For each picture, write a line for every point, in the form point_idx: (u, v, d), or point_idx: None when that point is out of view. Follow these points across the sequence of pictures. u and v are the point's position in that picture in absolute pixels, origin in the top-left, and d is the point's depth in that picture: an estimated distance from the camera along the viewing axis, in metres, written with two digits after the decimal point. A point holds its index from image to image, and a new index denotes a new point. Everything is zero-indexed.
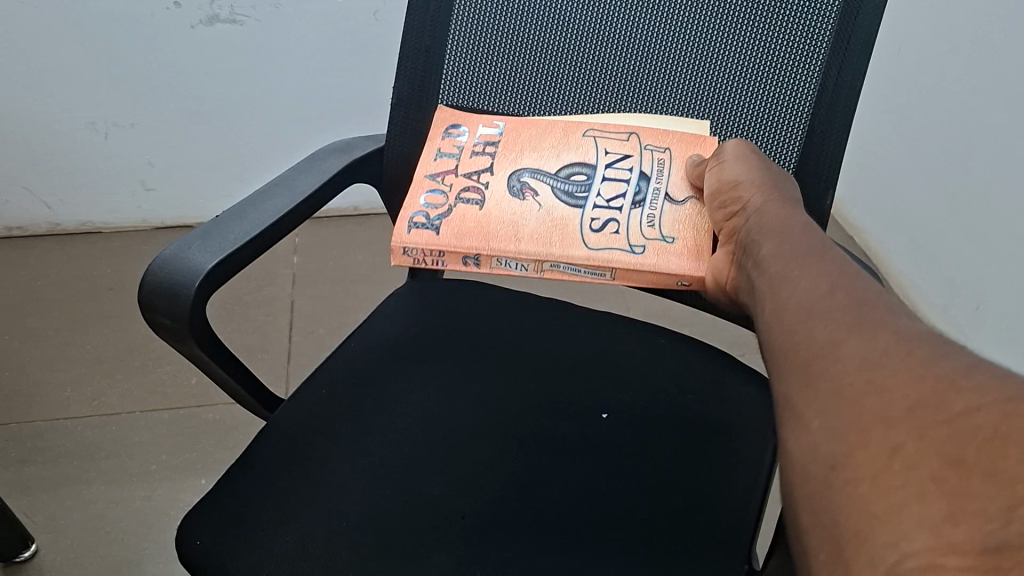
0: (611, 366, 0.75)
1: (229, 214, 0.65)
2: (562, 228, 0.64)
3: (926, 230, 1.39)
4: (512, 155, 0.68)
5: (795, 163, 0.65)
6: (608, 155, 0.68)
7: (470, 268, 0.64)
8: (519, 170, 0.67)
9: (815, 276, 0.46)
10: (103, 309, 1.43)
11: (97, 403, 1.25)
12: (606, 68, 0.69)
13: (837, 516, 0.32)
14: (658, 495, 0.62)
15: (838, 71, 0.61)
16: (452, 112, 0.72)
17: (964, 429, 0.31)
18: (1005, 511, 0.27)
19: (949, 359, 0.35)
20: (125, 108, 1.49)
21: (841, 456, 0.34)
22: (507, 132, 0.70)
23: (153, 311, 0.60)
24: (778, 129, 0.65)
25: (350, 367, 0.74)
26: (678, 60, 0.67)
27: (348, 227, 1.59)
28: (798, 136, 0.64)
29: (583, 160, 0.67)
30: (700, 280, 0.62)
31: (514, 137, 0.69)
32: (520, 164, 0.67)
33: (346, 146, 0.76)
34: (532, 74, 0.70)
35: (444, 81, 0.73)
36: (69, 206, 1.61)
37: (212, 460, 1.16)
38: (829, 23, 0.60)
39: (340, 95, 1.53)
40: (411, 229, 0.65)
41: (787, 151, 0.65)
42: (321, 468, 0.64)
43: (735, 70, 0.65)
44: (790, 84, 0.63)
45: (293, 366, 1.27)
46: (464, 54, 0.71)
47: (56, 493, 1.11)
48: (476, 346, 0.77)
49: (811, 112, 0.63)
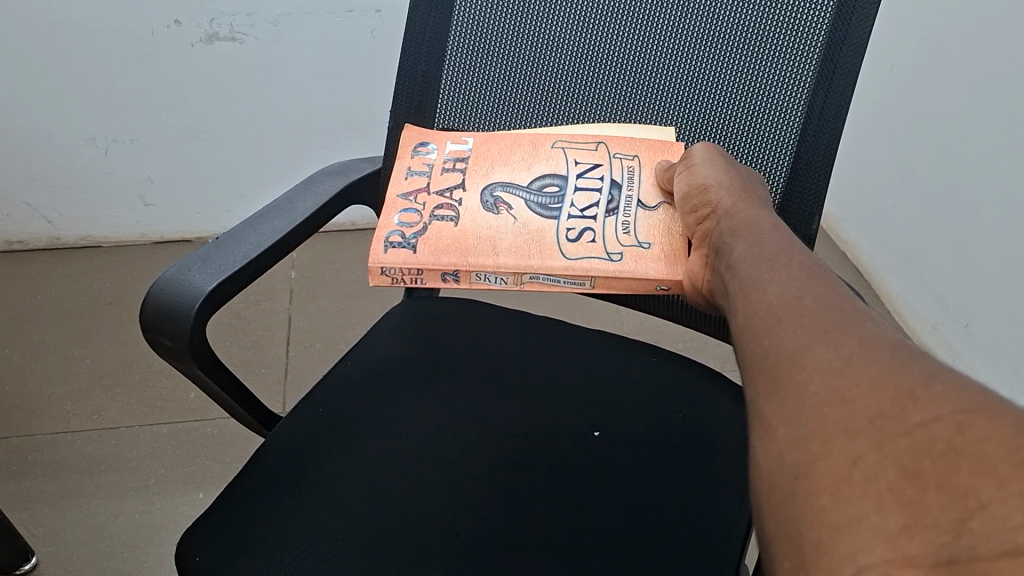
0: (601, 385, 0.76)
1: (229, 237, 0.66)
2: (539, 240, 0.64)
3: (915, 246, 1.41)
4: (483, 169, 0.69)
5: (783, 180, 0.66)
6: (577, 165, 0.69)
7: (450, 285, 0.63)
8: (490, 185, 0.68)
9: (782, 281, 0.48)
10: (102, 323, 1.45)
11: (96, 417, 1.26)
12: (598, 81, 0.70)
13: (800, 526, 0.33)
14: (647, 511, 0.64)
15: (822, 105, 0.61)
16: (417, 131, 0.74)
17: (920, 440, 0.32)
18: (958, 524, 0.29)
19: (909, 366, 0.37)
20: (125, 125, 1.50)
21: (805, 466, 0.35)
22: (475, 148, 0.71)
23: (154, 331, 0.61)
24: (765, 146, 0.65)
25: (345, 386, 0.75)
26: (667, 74, 0.68)
27: (346, 241, 1.61)
28: (786, 152, 0.64)
29: (554, 171, 0.68)
30: (678, 284, 0.61)
31: (483, 152, 0.71)
32: (492, 179, 0.69)
33: (343, 169, 0.77)
34: (527, 85, 0.72)
35: (440, 101, 0.75)
36: (69, 220, 1.62)
37: (211, 474, 1.17)
38: (814, 58, 0.61)
39: (339, 112, 1.55)
40: (388, 248, 0.64)
41: (774, 167, 0.66)
42: (317, 486, 0.65)
43: (723, 86, 0.66)
44: (777, 102, 0.63)
45: (291, 381, 1.28)
46: (461, 70, 0.73)
47: (56, 506, 1.12)
48: (470, 364, 0.78)
49: (796, 144, 0.64)
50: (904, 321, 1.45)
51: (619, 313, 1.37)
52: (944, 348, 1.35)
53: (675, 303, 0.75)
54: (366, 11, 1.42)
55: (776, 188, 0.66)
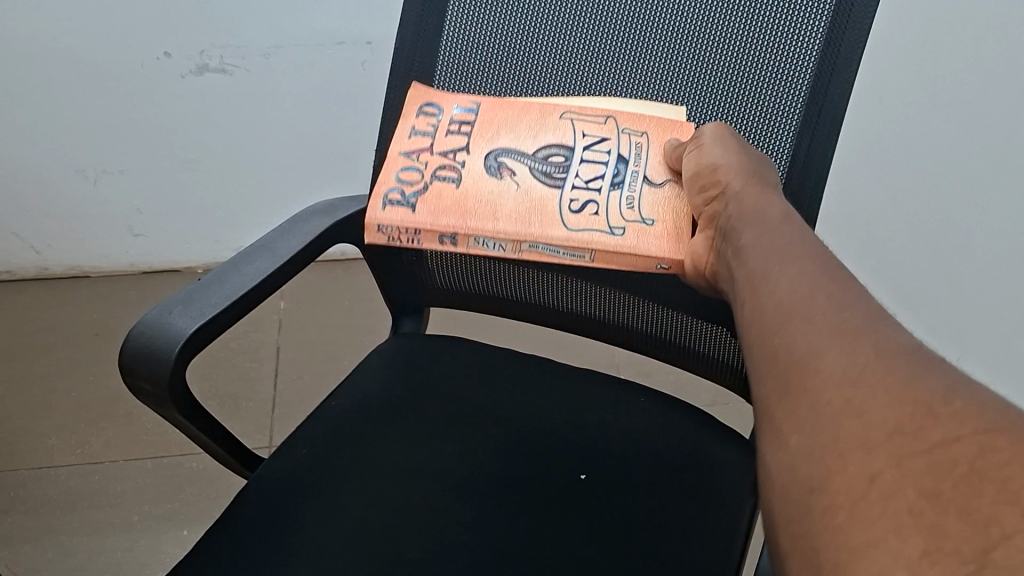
0: (591, 422, 0.76)
1: (212, 277, 0.65)
2: (540, 208, 0.66)
3: (906, 276, 1.41)
4: (489, 134, 0.68)
5: (782, 185, 0.64)
6: (584, 137, 0.68)
7: (446, 246, 0.68)
8: (494, 150, 0.68)
9: (796, 272, 0.47)
10: (89, 355, 1.44)
11: (82, 451, 1.25)
12: (593, 67, 0.68)
13: (813, 548, 0.33)
14: (633, 557, 0.63)
15: (807, 148, 0.62)
16: (425, 90, 0.71)
17: (941, 461, 0.32)
18: (981, 555, 0.27)
19: (926, 381, 0.36)
20: (113, 155, 1.50)
21: (818, 483, 0.34)
22: (482, 112, 0.69)
23: (133, 375, 0.60)
24: (763, 143, 0.64)
25: (330, 426, 0.74)
26: (665, 63, 0.66)
27: (337, 272, 1.61)
28: (786, 151, 0.63)
29: (560, 142, 0.68)
30: (678, 263, 0.64)
31: (489, 117, 0.69)
32: (497, 144, 0.68)
33: (330, 207, 0.77)
34: (519, 68, 0.69)
35: (433, 88, 0.72)
36: (58, 250, 1.61)
37: (198, 510, 1.16)
38: (807, 73, 0.60)
39: (330, 142, 1.54)
40: (386, 206, 0.68)
41: (774, 168, 0.64)
42: (300, 533, 0.64)
43: (724, 76, 0.64)
44: (776, 98, 0.62)
45: (277, 417, 1.26)
46: (456, 49, 0.70)
47: (39, 544, 1.11)
48: (456, 405, 0.77)
49: (791, 156, 0.63)
50: None
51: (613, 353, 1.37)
52: None
53: (666, 343, 0.75)
54: (356, 43, 1.42)
55: None
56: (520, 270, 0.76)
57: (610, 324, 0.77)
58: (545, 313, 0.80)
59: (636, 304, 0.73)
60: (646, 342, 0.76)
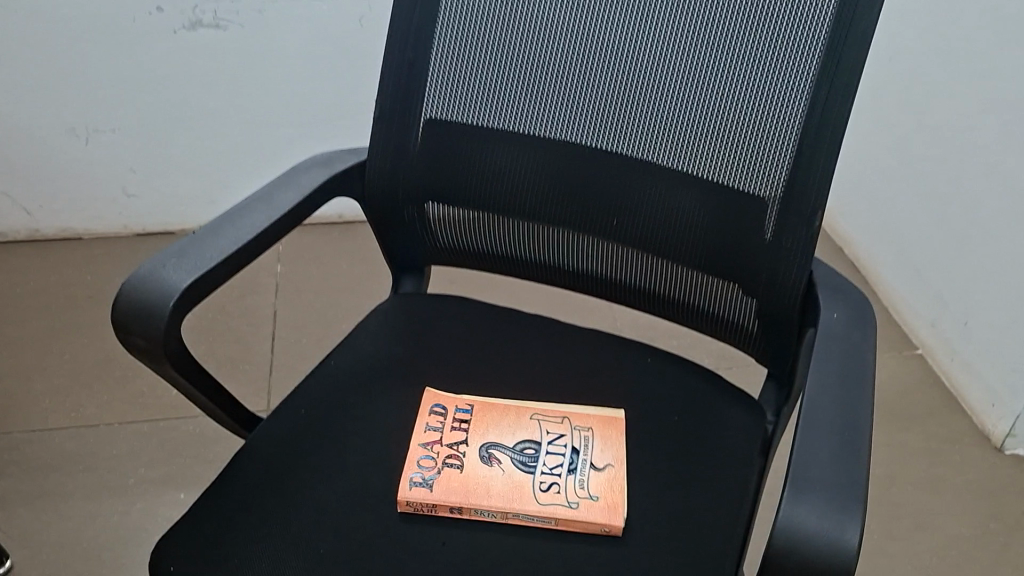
0: (595, 381, 0.74)
1: (206, 231, 0.63)
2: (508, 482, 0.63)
3: (912, 238, 1.39)
4: (480, 431, 0.68)
5: (792, 155, 0.59)
6: (548, 434, 0.68)
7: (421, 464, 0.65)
8: (483, 444, 0.67)
9: None
10: (83, 317, 1.41)
11: (76, 415, 1.23)
12: (602, 37, 0.64)
13: None
14: (640, 520, 0.61)
15: (819, 116, 0.57)
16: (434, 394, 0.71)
17: None
18: None
19: None
20: (105, 113, 1.47)
21: None
22: (475, 412, 0.69)
23: (127, 332, 0.58)
24: (774, 113, 0.59)
25: (330, 385, 0.72)
26: (676, 30, 0.62)
27: (335, 234, 1.59)
28: (798, 119, 0.58)
29: (530, 438, 0.67)
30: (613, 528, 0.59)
31: (480, 417, 0.69)
32: (486, 438, 0.67)
33: (328, 159, 0.75)
34: (524, 36, 0.66)
35: (435, 51, 0.68)
36: (49, 212, 1.58)
37: (194, 473, 1.14)
38: (823, 33, 0.56)
39: (327, 102, 1.52)
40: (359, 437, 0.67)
41: (785, 138, 0.59)
42: (300, 492, 0.62)
43: (736, 42, 0.60)
44: (790, 62, 0.58)
45: (275, 379, 1.24)
46: (459, 15, 0.67)
47: (33, 507, 1.10)
48: (459, 366, 0.75)
49: (802, 123, 0.58)
50: (900, 315, 1.44)
51: (612, 311, 1.35)
52: (942, 346, 1.33)
53: (683, 306, 0.72)
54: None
55: (783, 164, 0.59)
56: (527, 227, 0.74)
57: (620, 285, 0.74)
58: (553, 274, 0.77)
59: (648, 262, 0.71)
60: (657, 303, 0.74)
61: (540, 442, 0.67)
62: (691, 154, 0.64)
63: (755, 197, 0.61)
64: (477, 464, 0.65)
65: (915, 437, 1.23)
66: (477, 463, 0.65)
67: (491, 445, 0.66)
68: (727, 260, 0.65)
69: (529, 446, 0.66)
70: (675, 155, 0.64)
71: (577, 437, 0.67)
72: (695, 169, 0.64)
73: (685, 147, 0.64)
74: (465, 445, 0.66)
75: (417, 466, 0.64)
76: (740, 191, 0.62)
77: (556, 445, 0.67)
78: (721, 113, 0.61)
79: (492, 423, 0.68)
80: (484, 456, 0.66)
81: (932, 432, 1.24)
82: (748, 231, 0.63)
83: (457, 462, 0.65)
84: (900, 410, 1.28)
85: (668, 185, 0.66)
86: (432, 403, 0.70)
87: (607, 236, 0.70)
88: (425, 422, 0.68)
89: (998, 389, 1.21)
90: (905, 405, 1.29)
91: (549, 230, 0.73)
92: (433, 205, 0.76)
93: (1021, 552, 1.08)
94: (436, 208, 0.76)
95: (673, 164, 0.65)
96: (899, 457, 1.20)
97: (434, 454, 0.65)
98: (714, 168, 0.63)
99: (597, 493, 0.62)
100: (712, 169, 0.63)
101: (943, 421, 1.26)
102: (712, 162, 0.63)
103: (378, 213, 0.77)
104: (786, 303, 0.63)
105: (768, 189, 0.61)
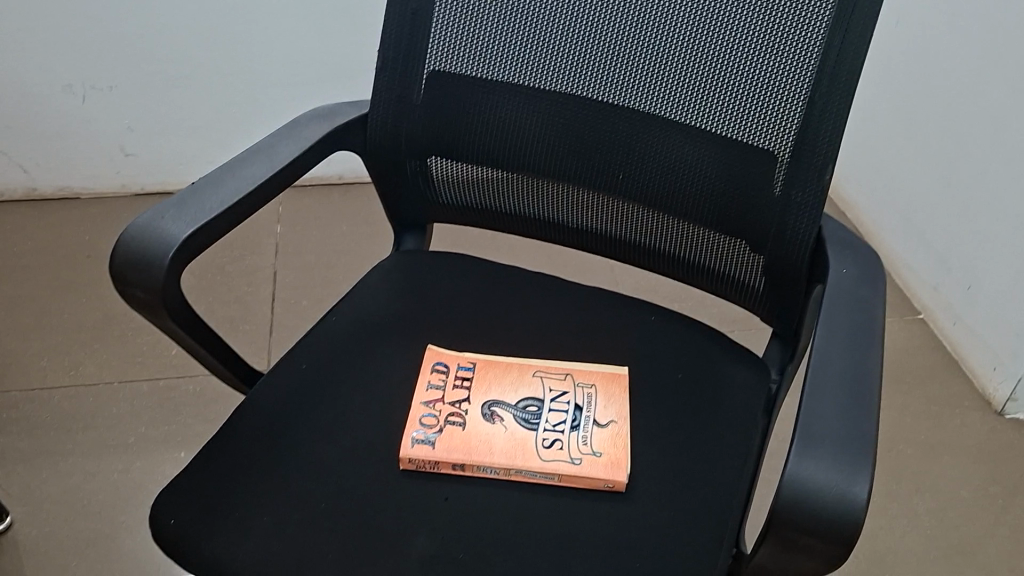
0: (598, 340, 0.73)
1: (205, 182, 0.62)
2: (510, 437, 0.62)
3: (916, 203, 1.38)
4: (482, 387, 0.66)
5: (804, 107, 0.57)
6: (551, 391, 0.66)
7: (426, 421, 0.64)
8: (488, 401, 0.65)
9: None
10: (81, 276, 1.41)
11: (75, 373, 1.23)
12: None
13: None
14: (644, 478, 0.60)
15: (833, 67, 0.55)
16: (436, 351, 0.70)
17: None
18: None
19: None
20: (102, 71, 1.45)
21: None
22: (478, 370, 0.68)
23: (126, 283, 0.57)
24: (785, 64, 0.57)
25: (331, 340, 0.72)
26: None
27: (334, 195, 1.57)
28: (810, 69, 0.56)
29: (534, 395, 0.66)
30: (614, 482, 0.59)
31: (484, 376, 0.67)
32: (490, 396, 0.65)
33: (329, 113, 0.73)
34: None
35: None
36: (46, 170, 1.57)
37: (194, 433, 1.14)
38: None
39: (326, 60, 1.50)
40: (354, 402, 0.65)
41: (796, 90, 0.57)
42: (301, 447, 0.62)
43: None
44: (801, 10, 0.56)
45: (275, 340, 1.24)
46: None
47: (33, 465, 1.10)
48: (462, 322, 0.75)
49: (814, 74, 0.56)
50: (904, 280, 1.43)
51: (613, 271, 1.35)
52: (945, 311, 1.33)
53: (688, 264, 0.72)
54: None
55: (794, 117, 0.58)
56: (531, 182, 0.73)
57: (625, 242, 0.74)
58: (557, 230, 0.76)
59: (654, 219, 0.70)
60: (661, 261, 0.73)
61: (543, 400, 0.65)
62: (698, 108, 0.62)
63: (765, 151, 0.60)
64: (479, 421, 0.63)
65: (916, 401, 1.23)
66: (480, 419, 0.63)
67: (494, 403, 0.65)
68: (734, 216, 0.64)
69: (532, 403, 0.65)
70: (683, 109, 0.63)
71: (580, 394, 0.66)
72: (703, 122, 0.63)
73: (693, 100, 0.62)
74: (466, 403, 0.65)
75: (419, 424, 0.63)
76: (750, 144, 0.61)
77: (559, 401, 0.65)
78: (731, 64, 0.60)
79: (494, 380, 0.67)
80: (487, 414, 0.64)
81: (933, 396, 1.24)
82: (756, 186, 0.62)
83: (460, 420, 0.63)
84: (901, 374, 1.28)
85: (675, 139, 0.64)
86: (433, 362, 0.69)
87: (612, 191, 0.70)
88: (427, 380, 0.67)
89: (1000, 354, 1.21)
90: (907, 370, 1.28)
91: (553, 186, 0.72)
92: (436, 159, 0.75)
93: (1018, 515, 1.08)
94: (439, 162, 0.75)
95: (680, 118, 0.63)
96: (899, 420, 1.20)
97: (436, 412, 0.64)
98: (723, 122, 0.62)
99: (600, 450, 0.61)
100: (720, 123, 0.62)
101: (944, 386, 1.26)
102: (720, 115, 0.62)
103: (381, 167, 0.76)
104: (794, 259, 0.62)
105: (778, 143, 0.59)
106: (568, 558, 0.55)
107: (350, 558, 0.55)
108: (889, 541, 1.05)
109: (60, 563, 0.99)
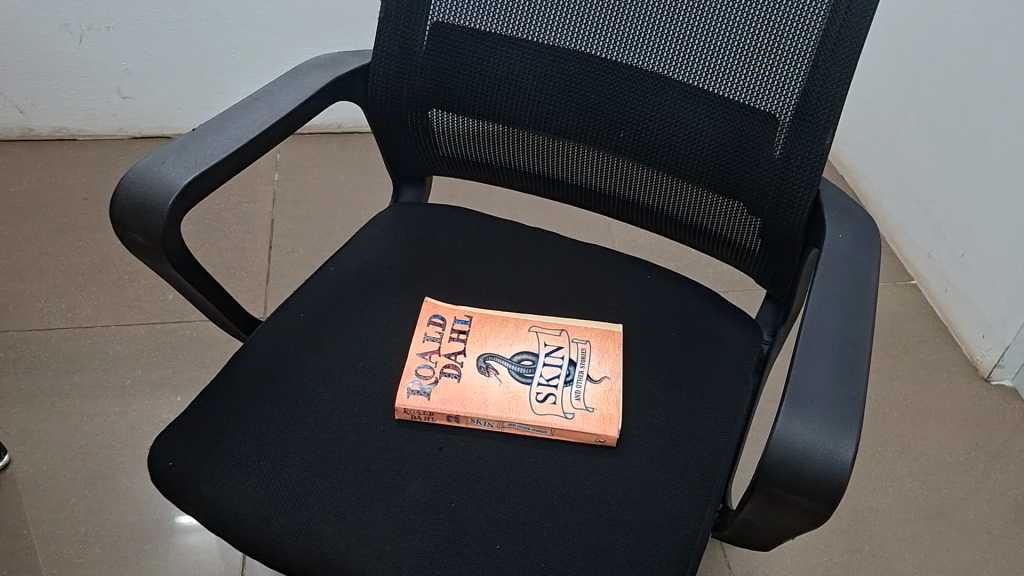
0: (592, 296, 0.74)
1: (206, 129, 0.62)
2: (504, 392, 0.62)
3: (914, 169, 1.38)
4: (478, 340, 0.67)
5: (807, 71, 0.57)
6: (546, 347, 0.67)
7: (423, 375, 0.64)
8: (487, 354, 0.65)
9: None
10: (79, 218, 1.40)
11: (72, 316, 1.23)
12: None
13: None
14: (635, 432, 0.62)
15: (841, 30, 0.55)
16: (435, 305, 0.70)
17: None
18: None
19: None
20: (100, 12, 1.43)
21: None
22: (475, 323, 0.68)
23: (126, 228, 0.57)
24: (790, 27, 0.57)
25: (329, 290, 0.72)
26: None
27: (332, 144, 1.57)
28: (816, 33, 0.56)
29: (529, 349, 0.66)
30: (606, 439, 0.60)
31: (479, 328, 0.68)
32: (486, 349, 0.66)
33: (332, 62, 0.73)
34: None
35: None
36: (43, 111, 1.56)
37: (191, 376, 1.16)
38: None
39: (328, 7, 1.48)
40: (356, 355, 0.66)
41: (801, 54, 0.57)
42: (299, 393, 0.63)
43: None
44: None
45: (272, 289, 1.25)
46: None
47: (30, 405, 1.11)
48: (460, 275, 0.75)
49: (820, 38, 0.56)
50: (900, 246, 1.44)
51: (609, 228, 1.35)
52: (939, 278, 1.33)
53: (686, 224, 0.72)
54: None
55: (797, 81, 0.58)
56: (532, 138, 0.73)
57: (624, 200, 0.74)
58: (557, 188, 0.77)
59: (653, 179, 0.70)
60: (660, 220, 0.74)
61: (537, 354, 0.66)
62: (703, 68, 0.62)
63: (766, 113, 0.60)
64: (474, 374, 0.64)
65: (904, 365, 1.25)
66: (474, 372, 0.64)
67: (490, 356, 0.65)
68: (733, 177, 0.64)
69: (527, 357, 0.66)
70: (687, 69, 0.63)
71: (575, 350, 0.67)
72: (707, 82, 0.62)
73: (698, 60, 0.62)
74: (462, 355, 0.65)
75: (415, 374, 0.63)
76: (752, 108, 0.61)
77: (554, 356, 0.66)
78: (736, 25, 0.59)
79: (490, 334, 0.67)
80: (482, 366, 0.64)
81: (922, 360, 1.26)
82: (756, 148, 0.62)
83: (455, 371, 0.64)
84: (891, 338, 1.29)
85: (677, 99, 0.64)
86: (431, 314, 0.69)
87: (612, 149, 0.70)
88: (424, 332, 0.67)
89: (991, 321, 1.22)
90: (896, 334, 1.30)
91: (554, 142, 0.72)
92: (437, 113, 0.74)
93: (999, 479, 1.10)
94: (440, 116, 0.75)
95: (683, 77, 0.63)
96: (886, 382, 1.22)
97: (432, 363, 0.64)
98: (726, 83, 0.61)
99: (593, 405, 0.62)
100: (724, 84, 0.62)
101: (932, 351, 1.27)
102: (724, 77, 0.61)
103: (382, 116, 0.76)
104: (793, 223, 0.63)
105: (780, 107, 0.59)
106: (557, 506, 0.57)
107: (346, 503, 0.57)
108: (872, 501, 1.07)
109: (58, 502, 1.01)
